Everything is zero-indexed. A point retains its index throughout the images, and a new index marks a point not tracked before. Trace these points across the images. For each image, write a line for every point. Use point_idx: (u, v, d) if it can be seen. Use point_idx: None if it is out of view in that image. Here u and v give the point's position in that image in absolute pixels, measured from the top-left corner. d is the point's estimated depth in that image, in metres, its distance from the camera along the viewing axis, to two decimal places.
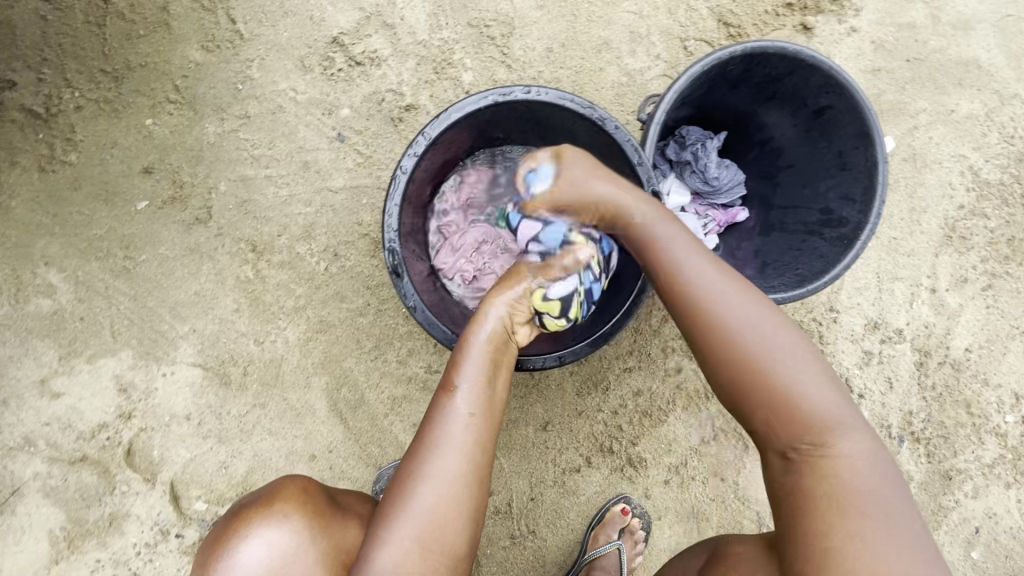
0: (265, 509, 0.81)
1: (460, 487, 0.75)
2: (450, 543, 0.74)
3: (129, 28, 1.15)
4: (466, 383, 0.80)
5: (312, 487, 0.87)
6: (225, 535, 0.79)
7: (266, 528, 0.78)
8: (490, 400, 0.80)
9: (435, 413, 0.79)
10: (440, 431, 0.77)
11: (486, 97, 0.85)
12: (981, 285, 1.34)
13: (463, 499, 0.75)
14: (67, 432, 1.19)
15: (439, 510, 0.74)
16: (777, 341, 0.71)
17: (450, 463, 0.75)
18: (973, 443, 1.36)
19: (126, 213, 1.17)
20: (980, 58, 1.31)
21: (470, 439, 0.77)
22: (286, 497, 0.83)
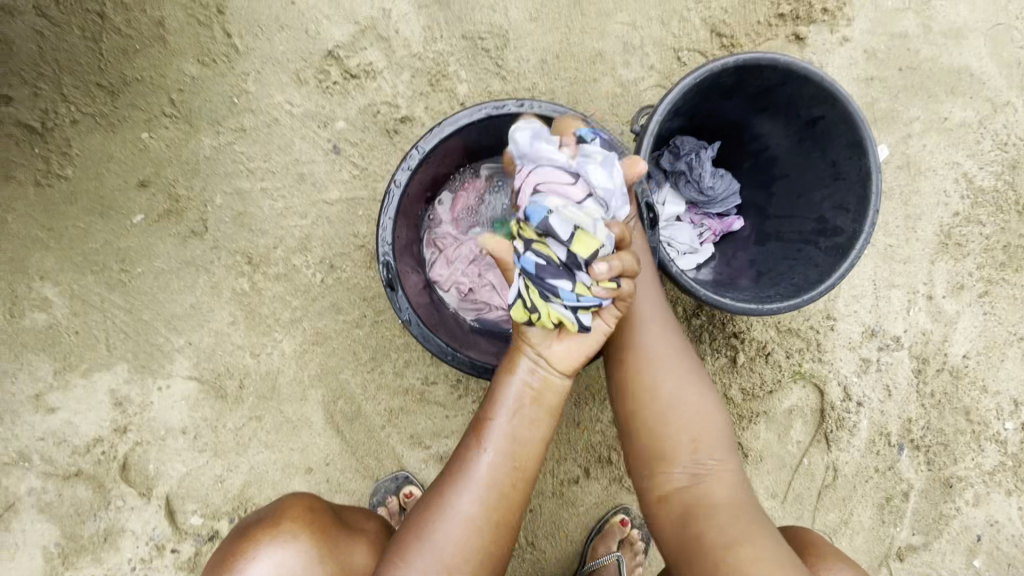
0: (272, 527, 0.80)
1: (477, 527, 0.76)
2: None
3: (124, 43, 1.16)
4: (495, 434, 0.79)
5: (318, 505, 0.87)
6: (233, 553, 0.78)
7: (274, 548, 0.78)
8: (519, 448, 0.79)
9: (464, 458, 0.79)
10: (465, 478, 0.77)
11: (479, 110, 0.86)
12: (978, 291, 1.34)
13: (479, 543, 0.75)
14: (62, 447, 1.19)
15: (456, 554, 0.74)
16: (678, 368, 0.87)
17: (471, 507, 0.76)
18: (973, 450, 1.35)
19: (122, 227, 1.17)
20: (972, 66, 1.32)
21: (495, 482, 0.77)
22: (293, 517, 0.82)
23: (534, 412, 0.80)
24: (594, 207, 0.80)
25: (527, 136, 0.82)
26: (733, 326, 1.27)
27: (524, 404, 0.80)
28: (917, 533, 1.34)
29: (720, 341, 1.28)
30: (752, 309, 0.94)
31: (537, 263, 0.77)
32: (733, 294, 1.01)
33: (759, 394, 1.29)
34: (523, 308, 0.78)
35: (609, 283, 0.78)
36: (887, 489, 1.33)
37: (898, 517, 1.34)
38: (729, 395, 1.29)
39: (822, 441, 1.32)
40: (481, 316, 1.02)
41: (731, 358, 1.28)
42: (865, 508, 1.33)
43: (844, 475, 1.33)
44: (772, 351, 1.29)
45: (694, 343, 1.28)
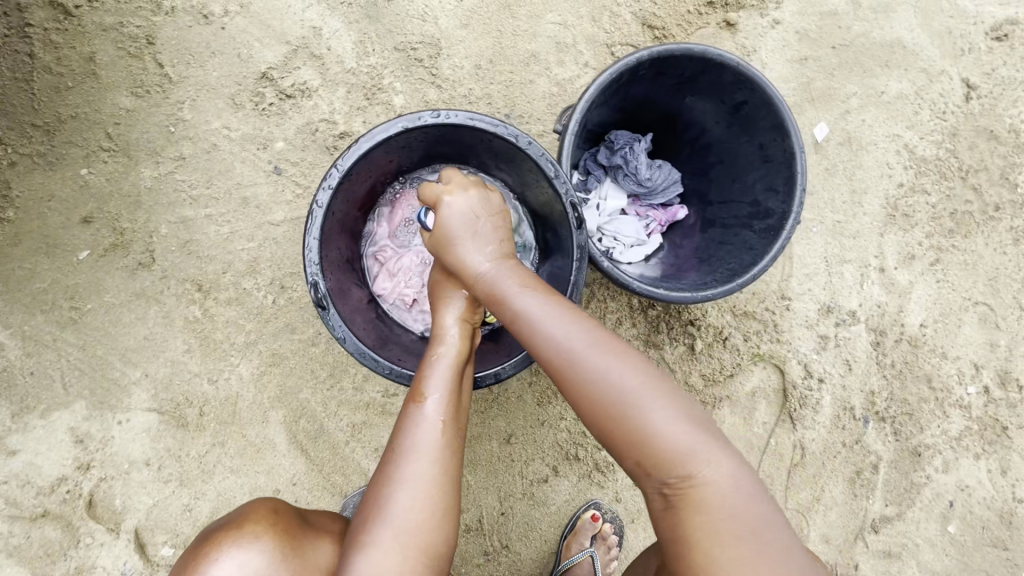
0: (235, 531, 0.78)
1: (432, 483, 0.75)
2: (430, 549, 0.74)
3: (55, 80, 1.15)
4: (436, 391, 0.80)
5: (282, 509, 0.85)
6: (193, 560, 0.76)
7: (237, 549, 0.76)
8: (456, 403, 0.80)
9: (407, 426, 0.78)
10: (414, 444, 0.77)
11: (395, 124, 0.85)
12: (929, 260, 1.35)
13: (438, 498, 0.75)
14: (26, 489, 1.18)
15: (419, 515, 0.74)
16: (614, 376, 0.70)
17: (425, 468, 0.76)
18: (939, 417, 1.36)
19: (68, 264, 1.17)
20: (904, 39, 1.33)
21: (440, 438, 0.78)
22: (257, 519, 0.81)
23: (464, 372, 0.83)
24: None
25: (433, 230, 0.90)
26: (689, 314, 1.28)
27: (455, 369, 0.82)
28: (890, 504, 1.35)
29: (677, 330, 1.29)
30: (688, 297, 0.94)
31: None
32: (673, 284, 1.02)
33: (720, 379, 1.30)
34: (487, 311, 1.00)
35: None
36: (856, 463, 1.34)
37: (869, 490, 1.35)
38: (691, 382, 1.29)
39: (787, 420, 1.33)
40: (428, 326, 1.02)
41: (689, 345, 1.29)
42: (836, 483, 1.34)
43: (812, 452, 1.33)
44: (730, 335, 1.30)
45: (651, 334, 1.28)
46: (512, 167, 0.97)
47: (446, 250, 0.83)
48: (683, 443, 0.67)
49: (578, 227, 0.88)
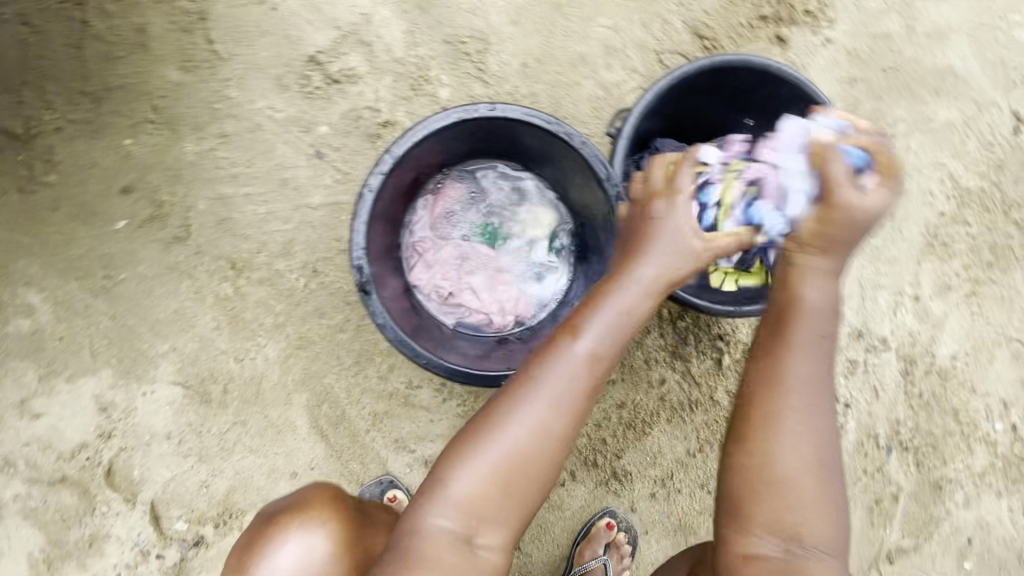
0: (299, 513, 0.82)
1: (551, 444, 0.68)
2: (524, 501, 0.68)
3: (107, 50, 1.16)
4: (593, 332, 0.68)
5: (343, 495, 0.88)
6: (260, 539, 0.81)
7: (299, 532, 0.80)
8: (608, 354, 0.69)
9: (551, 353, 0.69)
10: (541, 383, 0.67)
11: (451, 115, 0.86)
12: (964, 292, 1.33)
13: (551, 458, 0.68)
14: (47, 452, 1.19)
15: (531, 469, 0.67)
16: (810, 435, 0.66)
17: (545, 416, 0.67)
18: (963, 451, 1.34)
19: (106, 233, 1.17)
20: (956, 66, 1.31)
21: (578, 396, 0.68)
22: (316, 504, 0.83)
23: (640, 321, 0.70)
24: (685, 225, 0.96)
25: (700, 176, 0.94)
26: (718, 328, 1.28)
27: (631, 320, 0.69)
28: (907, 536, 1.33)
29: (705, 343, 1.28)
30: (727, 310, 0.95)
31: None
32: (711, 296, 1.03)
33: None
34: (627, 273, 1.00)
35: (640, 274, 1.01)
36: (876, 491, 1.33)
37: (888, 520, 1.33)
38: (715, 397, 1.28)
39: None
40: (461, 320, 1.03)
41: (717, 359, 1.28)
42: (854, 510, 1.32)
43: None
44: None
45: (679, 345, 1.27)
46: (560, 166, 0.97)
47: (848, 232, 0.67)
48: (830, 527, 0.67)
49: None
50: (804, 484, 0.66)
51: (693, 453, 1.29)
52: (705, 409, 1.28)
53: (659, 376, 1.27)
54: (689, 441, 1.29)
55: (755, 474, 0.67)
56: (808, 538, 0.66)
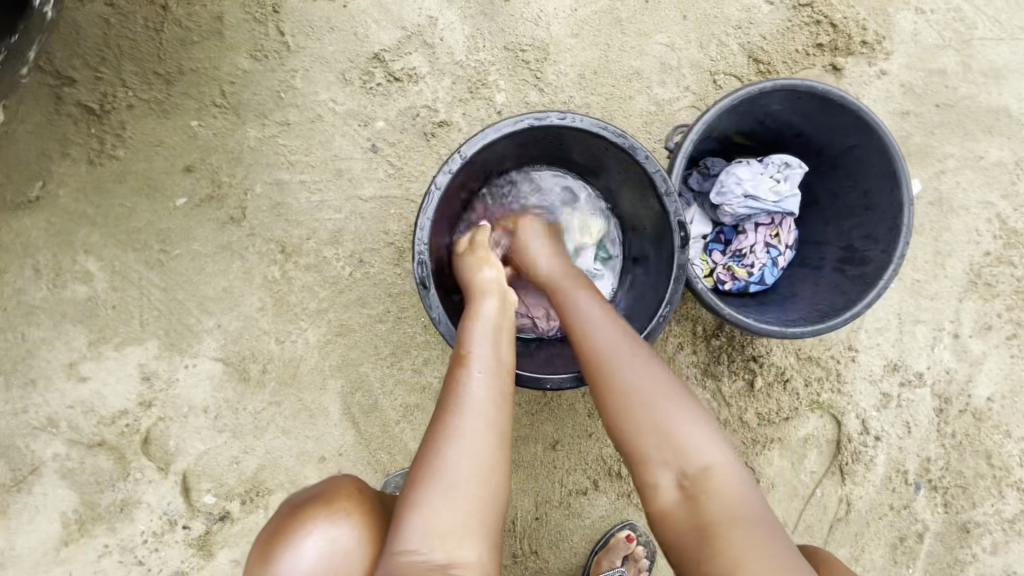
0: (327, 505, 0.83)
1: (484, 458, 0.75)
2: (486, 517, 0.73)
3: (183, 35, 1.21)
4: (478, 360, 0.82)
5: (366, 489, 0.89)
6: (285, 527, 0.80)
7: (328, 524, 0.80)
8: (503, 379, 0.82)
9: (454, 388, 0.80)
10: (463, 403, 0.79)
11: (522, 121, 0.89)
12: (1005, 333, 1.32)
13: (494, 467, 0.75)
14: (88, 416, 1.22)
15: (473, 484, 0.74)
16: (645, 380, 0.77)
17: (476, 428, 0.77)
18: (994, 496, 1.32)
19: (165, 208, 1.22)
20: (1011, 107, 1.31)
21: (493, 414, 0.79)
22: (344, 498, 0.85)
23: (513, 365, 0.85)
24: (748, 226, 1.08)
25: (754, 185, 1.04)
26: (753, 349, 1.27)
27: (504, 363, 0.84)
28: None
29: (739, 363, 1.27)
30: (775, 331, 0.95)
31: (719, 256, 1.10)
32: (757, 316, 1.03)
33: (775, 420, 1.28)
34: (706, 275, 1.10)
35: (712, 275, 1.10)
36: (901, 528, 1.31)
37: (911, 558, 1.31)
38: (744, 418, 1.28)
39: (837, 472, 1.30)
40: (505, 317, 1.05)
41: (749, 381, 1.27)
42: (877, 546, 1.31)
43: (857, 510, 1.30)
44: (791, 378, 1.28)
45: (711, 363, 1.28)
46: (621, 177, 1.01)
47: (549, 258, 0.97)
48: (699, 440, 0.74)
49: (680, 247, 0.92)
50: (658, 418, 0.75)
51: None
52: (733, 429, 1.28)
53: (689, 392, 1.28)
54: None
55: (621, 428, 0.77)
56: (686, 455, 0.73)
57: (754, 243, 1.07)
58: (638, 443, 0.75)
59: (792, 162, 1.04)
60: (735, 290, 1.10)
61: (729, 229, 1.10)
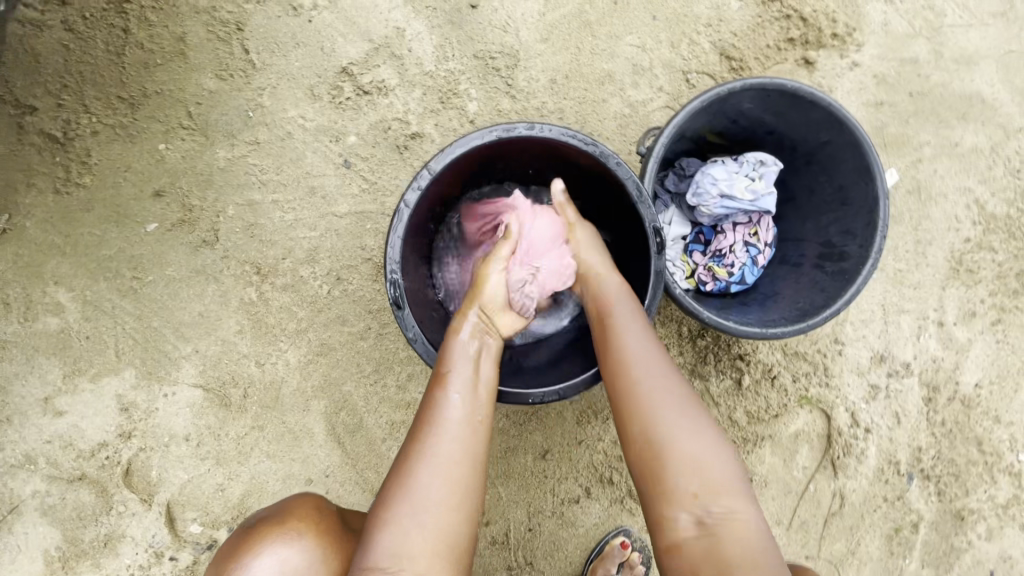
0: (279, 525, 0.81)
1: (457, 481, 0.75)
2: (454, 542, 0.73)
3: (146, 57, 1.19)
4: (456, 378, 0.81)
5: (324, 506, 0.88)
6: (237, 548, 0.79)
7: (279, 545, 0.79)
8: (484, 401, 0.81)
9: (431, 406, 0.80)
10: (438, 422, 0.78)
11: (491, 132, 0.88)
12: (989, 319, 1.32)
13: (468, 492, 0.75)
14: (67, 450, 1.20)
15: (443, 514, 0.73)
16: (674, 411, 0.78)
17: (452, 448, 0.77)
18: (986, 482, 1.32)
19: (136, 235, 1.19)
20: (984, 92, 1.31)
21: (466, 437, 0.78)
22: (298, 516, 0.83)
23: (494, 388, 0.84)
24: (727, 226, 1.07)
25: (734, 182, 1.02)
26: (739, 348, 1.26)
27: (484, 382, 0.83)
28: (927, 566, 1.31)
29: (725, 362, 1.26)
30: (757, 333, 0.95)
31: (700, 257, 1.09)
32: (739, 317, 1.02)
33: (765, 418, 1.27)
34: (687, 277, 1.09)
35: (693, 276, 1.09)
36: (896, 519, 1.30)
37: (907, 549, 1.30)
38: (734, 417, 1.27)
39: (829, 467, 1.29)
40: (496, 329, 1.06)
41: (736, 380, 1.27)
42: (873, 538, 1.30)
43: (851, 503, 1.30)
44: (779, 374, 1.27)
45: (698, 364, 1.26)
46: (595, 184, 1.00)
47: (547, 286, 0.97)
48: (725, 483, 0.74)
49: (657, 252, 0.90)
50: (685, 456, 0.75)
51: None
52: (723, 429, 1.27)
53: None
54: None
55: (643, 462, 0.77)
56: (711, 499, 0.73)
57: (733, 243, 1.06)
58: (664, 480, 0.75)
59: (767, 160, 1.04)
60: (716, 291, 1.09)
61: (709, 228, 1.09)
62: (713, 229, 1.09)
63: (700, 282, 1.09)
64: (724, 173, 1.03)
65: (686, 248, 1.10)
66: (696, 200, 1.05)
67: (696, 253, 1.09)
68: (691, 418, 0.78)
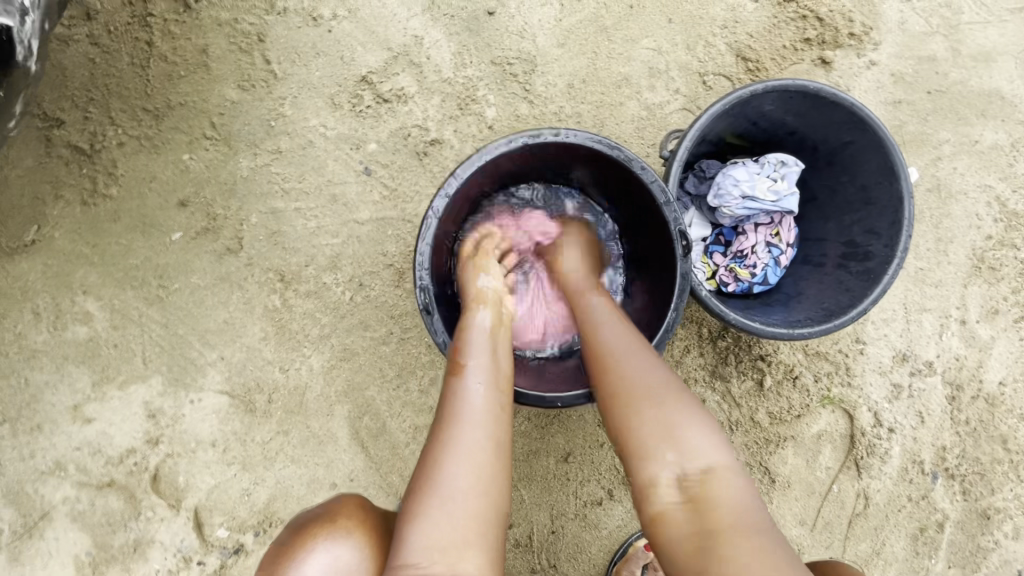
0: (330, 524, 0.83)
1: (485, 467, 0.75)
2: (486, 531, 0.71)
3: (170, 69, 1.21)
4: (475, 368, 0.83)
5: (367, 504, 0.89)
6: (292, 545, 0.80)
7: (331, 543, 0.80)
8: (502, 388, 0.83)
9: (451, 400, 0.81)
10: (458, 412, 0.79)
11: (517, 139, 0.89)
12: (1013, 316, 1.31)
13: (495, 475, 0.75)
14: (97, 457, 1.21)
15: (469, 497, 0.72)
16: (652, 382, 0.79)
17: (476, 434, 0.77)
18: (1012, 481, 1.31)
19: (162, 244, 1.21)
20: (1003, 89, 1.31)
21: (492, 424, 0.79)
22: (348, 514, 0.85)
23: (510, 376, 0.86)
24: (747, 227, 1.07)
25: (757, 183, 1.02)
26: (760, 349, 1.26)
27: (500, 372, 0.85)
28: (953, 566, 1.30)
29: (746, 363, 1.26)
30: (783, 334, 0.95)
31: (720, 259, 1.09)
32: (763, 318, 1.02)
33: (787, 418, 1.27)
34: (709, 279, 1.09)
35: (715, 278, 1.09)
36: (921, 519, 1.29)
37: (933, 549, 1.29)
38: (756, 418, 1.27)
39: (852, 467, 1.29)
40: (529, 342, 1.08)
41: (758, 380, 1.27)
42: (898, 538, 1.29)
43: (876, 503, 1.29)
44: (801, 374, 1.27)
45: (719, 365, 1.27)
46: (618, 187, 1.01)
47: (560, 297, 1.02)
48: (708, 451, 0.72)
49: (683, 255, 0.91)
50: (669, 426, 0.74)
51: None
52: (745, 430, 1.27)
53: (699, 395, 1.27)
54: None
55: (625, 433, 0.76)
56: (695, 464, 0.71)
57: (755, 243, 1.07)
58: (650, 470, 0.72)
59: (789, 160, 1.04)
60: (738, 292, 1.09)
61: (729, 229, 1.09)
62: (732, 230, 1.09)
63: (721, 284, 1.09)
64: (746, 173, 1.03)
65: (706, 250, 1.10)
66: (717, 201, 1.05)
67: (717, 255, 1.10)
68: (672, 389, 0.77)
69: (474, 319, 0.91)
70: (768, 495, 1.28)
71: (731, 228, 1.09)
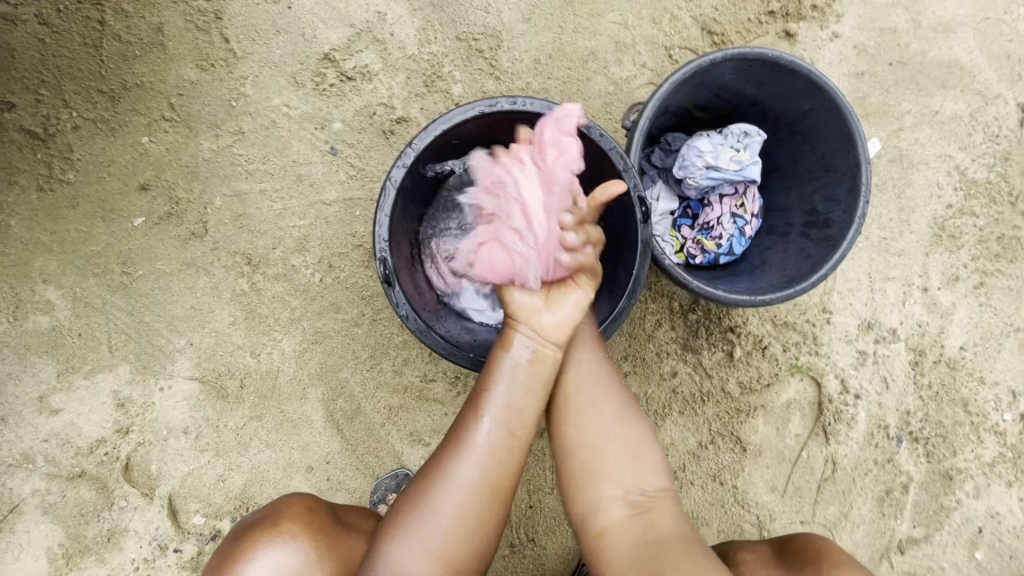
0: (272, 528, 0.82)
1: (471, 512, 0.78)
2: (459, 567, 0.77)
3: (125, 49, 1.18)
4: (493, 405, 0.82)
5: (314, 506, 0.89)
6: (233, 552, 0.80)
7: (272, 550, 0.80)
8: (515, 431, 0.82)
9: (463, 429, 0.82)
10: (464, 447, 0.80)
11: (473, 108, 0.89)
12: (973, 283, 1.34)
13: (482, 517, 0.79)
14: (65, 448, 1.19)
15: (452, 532, 0.77)
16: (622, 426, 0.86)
17: (473, 475, 0.79)
18: (972, 442, 1.35)
19: (123, 230, 1.19)
20: (962, 59, 1.33)
21: (493, 467, 0.80)
22: (292, 517, 0.84)
23: (531, 423, 0.84)
24: (713, 200, 1.08)
25: (719, 152, 1.03)
26: (729, 320, 1.28)
27: (518, 418, 0.83)
28: (918, 526, 1.34)
29: (717, 335, 1.28)
30: (745, 300, 0.96)
31: (687, 232, 1.10)
32: (728, 287, 1.03)
33: (757, 388, 1.29)
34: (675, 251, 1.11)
35: (681, 252, 1.11)
36: (887, 481, 1.33)
37: (898, 510, 1.34)
38: (726, 388, 1.30)
39: (820, 434, 1.32)
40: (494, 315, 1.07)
41: (728, 351, 1.29)
42: (864, 501, 1.33)
43: (844, 468, 1.33)
44: (770, 345, 1.29)
45: (690, 337, 1.28)
46: None
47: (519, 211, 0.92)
48: (657, 468, 0.86)
49: (643, 222, 0.91)
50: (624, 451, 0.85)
51: (705, 445, 1.30)
52: (716, 401, 1.30)
53: (671, 368, 1.29)
54: (701, 433, 1.30)
55: (573, 471, 0.85)
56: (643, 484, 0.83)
57: (719, 215, 1.08)
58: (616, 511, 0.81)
59: (751, 130, 1.05)
60: (705, 263, 1.11)
61: (695, 202, 1.11)
62: (699, 202, 1.10)
63: (688, 257, 1.10)
64: (708, 142, 1.04)
65: (674, 223, 1.12)
66: (682, 172, 1.06)
67: (683, 228, 1.11)
68: (619, 418, 0.87)
69: (507, 351, 0.85)
70: (740, 464, 1.31)
71: (698, 200, 1.11)
